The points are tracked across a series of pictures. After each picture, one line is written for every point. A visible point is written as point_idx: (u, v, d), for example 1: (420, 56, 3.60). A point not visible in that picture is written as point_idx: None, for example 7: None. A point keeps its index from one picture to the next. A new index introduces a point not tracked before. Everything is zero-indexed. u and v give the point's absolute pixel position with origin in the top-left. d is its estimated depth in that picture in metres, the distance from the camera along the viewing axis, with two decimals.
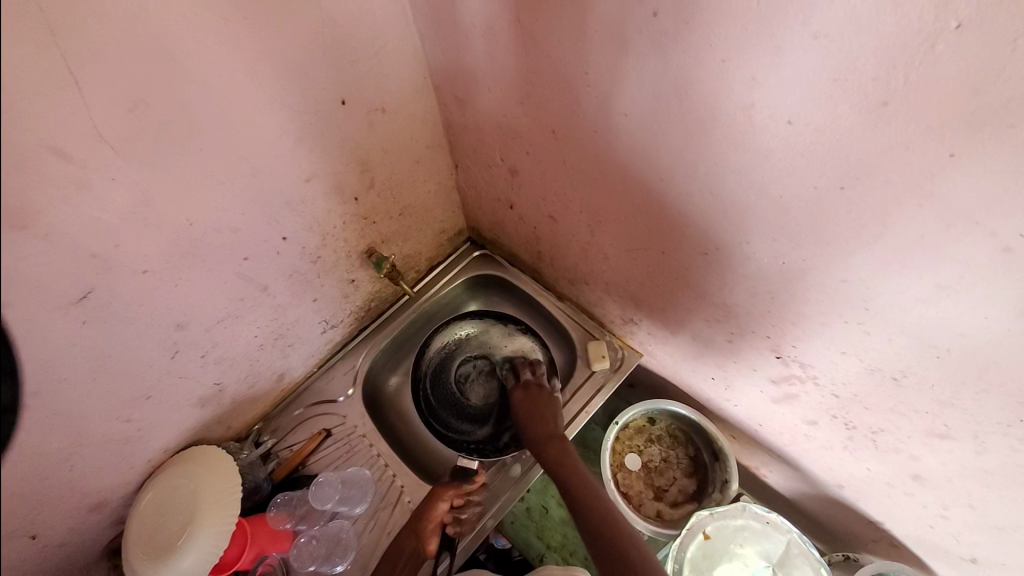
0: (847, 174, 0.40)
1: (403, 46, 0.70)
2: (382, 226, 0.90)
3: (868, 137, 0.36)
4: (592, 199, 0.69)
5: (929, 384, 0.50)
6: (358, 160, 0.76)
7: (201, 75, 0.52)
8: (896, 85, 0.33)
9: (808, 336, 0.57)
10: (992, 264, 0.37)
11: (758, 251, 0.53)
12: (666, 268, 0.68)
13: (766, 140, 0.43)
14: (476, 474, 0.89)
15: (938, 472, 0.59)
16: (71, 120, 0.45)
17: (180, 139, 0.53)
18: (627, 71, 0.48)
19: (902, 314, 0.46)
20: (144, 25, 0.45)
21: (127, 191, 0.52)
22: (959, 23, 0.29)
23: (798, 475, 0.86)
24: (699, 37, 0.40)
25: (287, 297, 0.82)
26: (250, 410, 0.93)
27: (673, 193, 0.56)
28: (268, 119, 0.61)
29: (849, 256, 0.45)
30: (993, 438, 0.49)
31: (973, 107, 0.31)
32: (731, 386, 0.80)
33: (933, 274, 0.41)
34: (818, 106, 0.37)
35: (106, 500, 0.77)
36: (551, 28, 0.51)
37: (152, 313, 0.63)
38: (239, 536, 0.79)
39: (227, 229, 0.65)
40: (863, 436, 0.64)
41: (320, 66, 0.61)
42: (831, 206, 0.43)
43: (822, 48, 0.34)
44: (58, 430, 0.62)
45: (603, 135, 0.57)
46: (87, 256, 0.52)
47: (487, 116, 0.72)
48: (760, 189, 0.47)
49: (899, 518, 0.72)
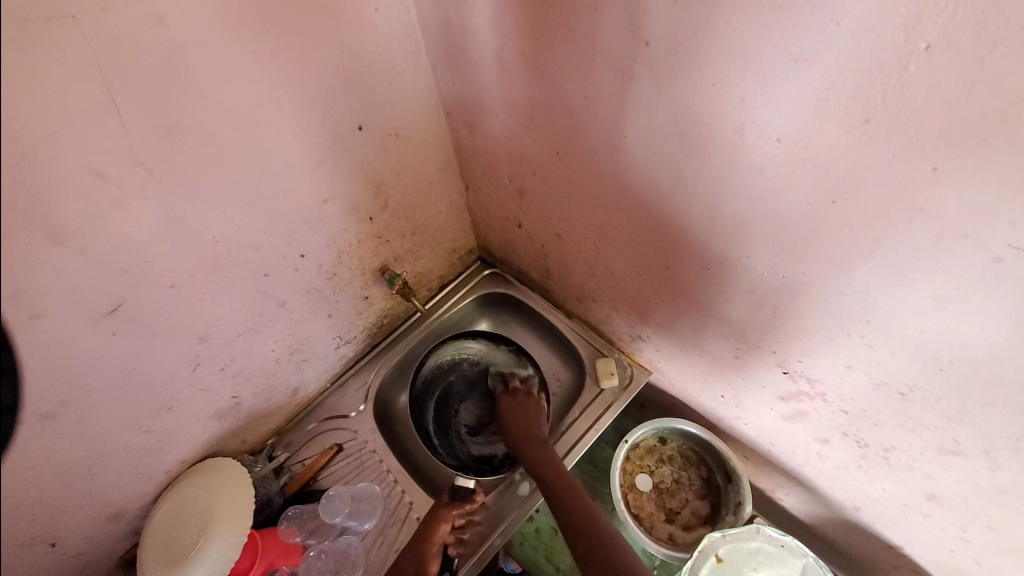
0: (837, 189, 0.41)
1: (417, 75, 0.74)
2: (395, 245, 0.93)
3: (853, 152, 0.38)
4: (597, 217, 0.71)
5: (935, 398, 0.50)
6: (374, 181, 0.80)
7: (230, 104, 0.56)
8: (875, 103, 0.35)
9: (812, 351, 0.57)
10: (984, 275, 0.38)
11: (758, 266, 0.54)
12: (670, 284, 0.69)
13: (758, 158, 0.45)
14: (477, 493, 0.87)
15: (954, 492, 0.58)
16: (113, 146, 0.49)
17: (209, 162, 0.58)
18: (625, 95, 0.51)
19: (902, 326, 0.46)
20: (182, 60, 0.50)
21: (159, 210, 0.56)
22: (928, 44, 0.31)
23: (813, 497, 0.84)
24: (690, 64, 0.43)
25: (304, 312, 0.86)
26: (265, 423, 0.95)
27: (673, 210, 0.58)
28: (291, 145, 0.65)
29: (846, 269, 0.46)
30: (1006, 454, 0.48)
31: (951, 121, 0.33)
32: (740, 403, 0.80)
33: (930, 285, 0.41)
34: (804, 124, 0.39)
35: (125, 509, 0.79)
36: (553, 57, 0.55)
37: (177, 326, 0.67)
38: (251, 548, 0.80)
39: (250, 246, 0.69)
40: (875, 455, 0.63)
41: (339, 95, 0.66)
42: (824, 220, 0.44)
43: (803, 71, 0.37)
44: (84, 436, 0.65)
45: (604, 156, 0.60)
46: (120, 270, 0.56)
47: (496, 140, 0.76)
48: (755, 205, 0.48)
49: (919, 542, 0.70)
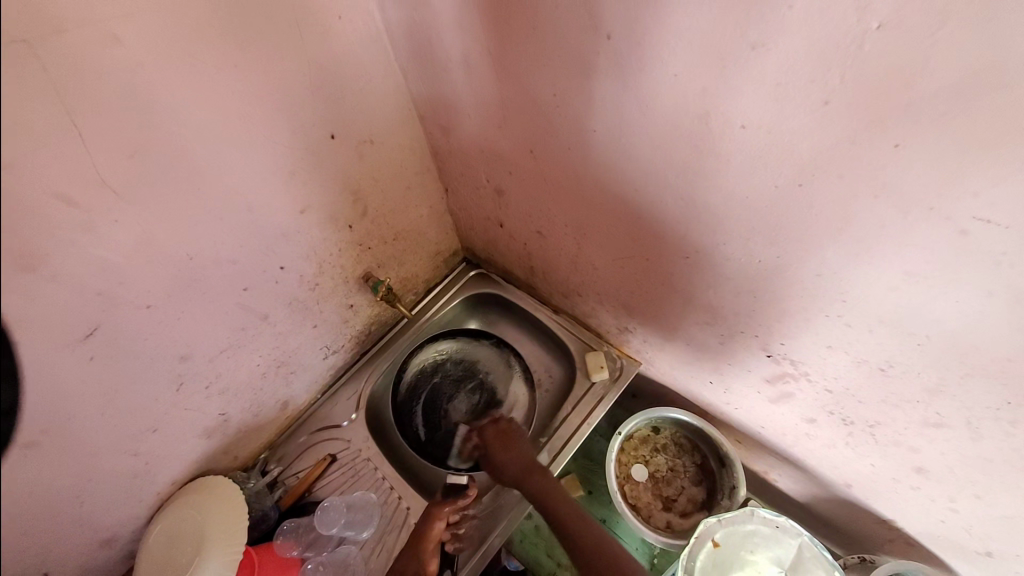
0: (804, 172, 0.41)
1: (388, 80, 0.74)
2: (377, 251, 0.93)
3: (816, 134, 0.38)
4: (575, 212, 0.71)
5: (915, 372, 0.50)
6: (350, 189, 0.79)
7: (195, 119, 0.55)
8: (834, 85, 0.35)
9: (794, 333, 0.58)
10: (952, 248, 0.38)
11: (734, 252, 0.54)
12: (652, 274, 0.69)
13: (726, 146, 0.45)
14: (468, 487, 0.89)
15: (940, 464, 0.59)
16: (74, 168, 0.48)
17: (177, 179, 0.57)
18: (592, 90, 0.51)
19: (878, 304, 0.46)
20: (141, 77, 0.49)
21: (130, 231, 0.55)
22: (880, 23, 0.31)
23: (806, 476, 0.85)
24: (652, 55, 0.43)
25: (288, 324, 0.85)
26: (256, 439, 0.94)
27: (648, 201, 0.58)
28: (262, 157, 0.64)
29: (819, 250, 0.46)
30: (986, 423, 0.49)
31: (908, 98, 0.33)
32: (729, 389, 0.80)
33: (901, 262, 0.42)
34: (767, 109, 0.39)
35: (117, 535, 0.78)
36: (519, 55, 0.54)
37: (157, 346, 0.66)
38: (246, 566, 0.79)
39: (226, 261, 0.68)
40: (862, 431, 0.64)
41: (308, 103, 0.65)
42: (794, 203, 0.44)
43: (762, 56, 0.37)
44: (69, 465, 0.63)
45: (577, 151, 0.60)
46: (92, 294, 0.55)
47: (470, 140, 0.75)
48: (726, 192, 0.49)
49: (910, 514, 0.71)
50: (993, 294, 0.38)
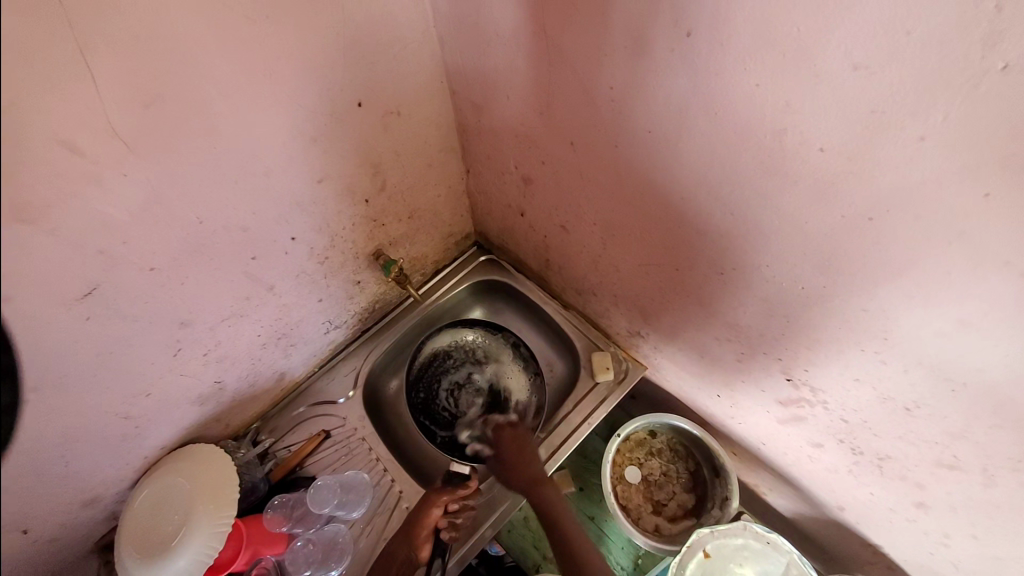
0: (875, 205, 0.39)
1: (423, 48, 0.69)
2: (391, 228, 0.89)
3: (900, 171, 0.36)
4: (606, 213, 0.68)
5: (942, 415, 0.50)
6: (371, 162, 0.75)
7: (218, 73, 0.51)
8: (935, 122, 0.33)
9: (820, 362, 0.57)
10: (1019, 303, 0.37)
11: (776, 274, 0.53)
12: (679, 285, 0.67)
13: (794, 168, 0.42)
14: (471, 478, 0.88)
15: (944, 502, 0.59)
16: (85, 114, 0.44)
17: (194, 136, 0.52)
18: (653, 88, 0.48)
19: (921, 346, 0.45)
20: (163, 20, 0.44)
21: (139, 187, 0.51)
22: (1007, 63, 0.28)
23: (799, 495, 0.86)
24: (733, 60, 0.40)
25: (293, 296, 0.81)
26: (249, 408, 0.92)
27: (693, 212, 0.55)
28: (284, 120, 0.60)
29: (871, 287, 0.45)
30: (1003, 473, 0.50)
31: (1015, 148, 0.31)
32: (736, 404, 0.80)
33: (956, 309, 0.40)
34: (853, 136, 0.37)
35: (100, 496, 0.75)
36: (578, 42, 0.51)
37: (157, 310, 0.62)
38: (234, 538, 0.78)
39: (237, 228, 0.64)
40: (869, 462, 0.64)
41: (339, 65, 0.60)
42: (859, 237, 0.42)
43: (862, 79, 0.34)
44: (56, 424, 0.61)
45: (623, 151, 0.57)
46: (94, 251, 0.51)
47: (504, 125, 0.72)
48: (781, 214, 0.47)
49: (900, 544, 0.73)
50: None
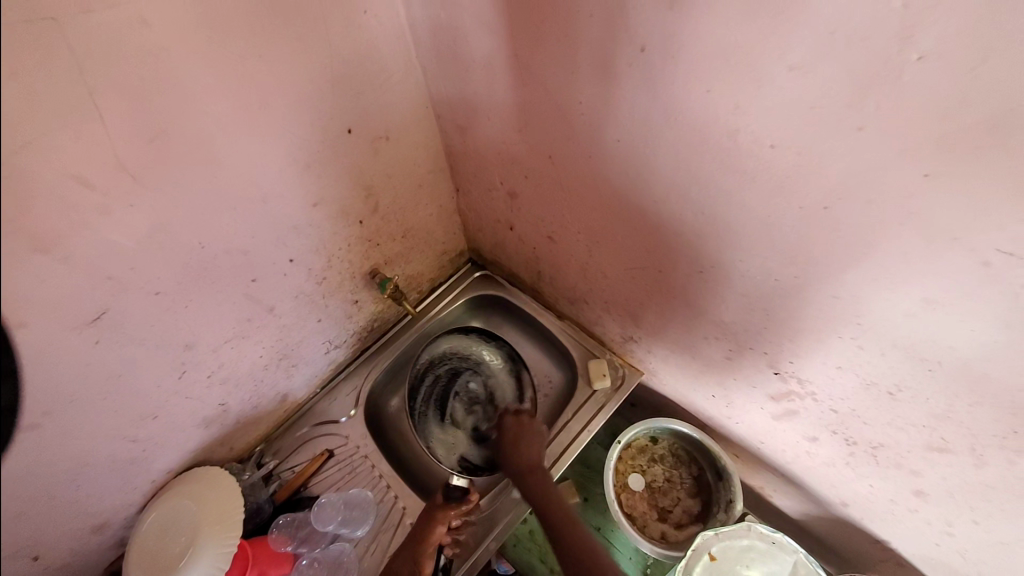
0: (829, 194, 0.42)
1: (408, 76, 0.73)
2: (386, 247, 0.92)
3: (845, 160, 0.38)
4: (589, 221, 0.71)
5: (924, 397, 0.51)
6: (363, 184, 0.78)
7: (215, 107, 0.54)
8: (869, 112, 0.35)
9: (803, 352, 0.58)
10: (973, 278, 0.38)
11: (750, 268, 0.55)
12: (664, 286, 0.69)
13: (752, 164, 0.45)
14: (472, 493, 0.87)
15: (940, 488, 0.60)
16: (94, 150, 0.47)
17: (194, 166, 0.56)
18: (618, 100, 0.51)
19: (892, 328, 0.47)
20: (165, 62, 0.48)
21: (144, 216, 0.54)
22: (921, 55, 0.31)
23: (803, 494, 0.85)
24: (685, 68, 0.43)
25: (293, 317, 0.84)
26: (253, 431, 0.93)
27: (667, 213, 0.58)
28: (279, 148, 0.63)
29: (838, 273, 0.47)
30: (990, 451, 0.50)
31: (943, 131, 0.33)
32: (731, 403, 0.80)
33: (918, 289, 0.42)
34: (799, 132, 0.40)
35: (108, 522, 0.77)
36: (548, 61, 0.54)
37: (162, 334, 0.65)
38: (240, 558, 0.78)
39: (238, 252, 0.67)
40: (864, 452, 0.64)
41: (329, 95, 0.65)
42: (820, 225, 0.44)
43: (800, 79, 0.37)
44: (66, 448, 0.63)
45: (597, 160, 0.60)
46: (102, 278, 0.54)
47: (488, 143, 0.75)
48: (747, 210, 0.49)
49: (907, 537, 0.72)
50: (1010, 326, 0.39)
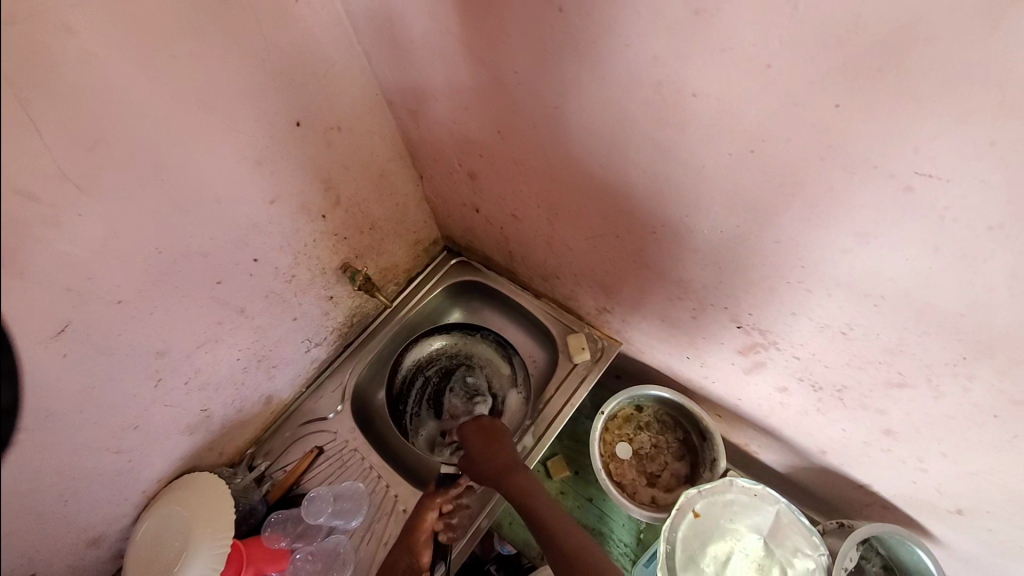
0: (754, 138, 0.42)
1: (353, 65, 0.73)
2: (354, 241, 0.92)
3: (763, 100, 0.39)
4: (545, 193, 0.71)
5: (875, 333, 0.52)
6: (322, 178, 0.79)
7: (154, 109, 0.54)
8: (776, 48, 0.35)
9: (760, 302, 0.59)
10: (899, 206, 0.39)
11: (697, 223, 0.55)
12: (623, 251, 0.70)
13: (681, 116, 0.45)
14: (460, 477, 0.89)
15: (906, 424, 0.61)
16: (32, 161, 0.47)
17: (140, 170, 0.56)
18: (548, 66, 0.51)
19: (833, 266, 0.47)
20: (94, 67, 0.48)
21: (95, 224, 0.55)
22: None
23: (785, 447, 0.86)
24: (603, 25, 0.43)
25: (266, 317, 0.84)
26: (241, 434, 0.94)
27: (614, 176, 0.58)
28: (227, 147, 0.64)
29: (776, 218, 0.47)
30: (944, 380, 0.51)
31: (845, 59, 0.33)
32: (705, 363, 0.81)
33: (851, 223, 0.43)
34: (716, 77, 0.40)
35: (103, 535, 0.77)
36: (479, 33, 0.54)
37: (131, 342, 0.65)
38: (234, 558, 0.79)
39: (198, 255, 0.68)
40: (831, 396, 0.65)
41: (272, 90, 0.65)
42: (751, 170, 0.45)
43: (708, 21, 0.37)
44: (48, 464, 0.63)
45: (541, 129, 0.60)
46: (61, 290, 0.55)
47: (440, 125, 0.75)
48: (684, 162, 0.49)
49: (885, 477, 0.73)
50: (939, 250, 0.40)
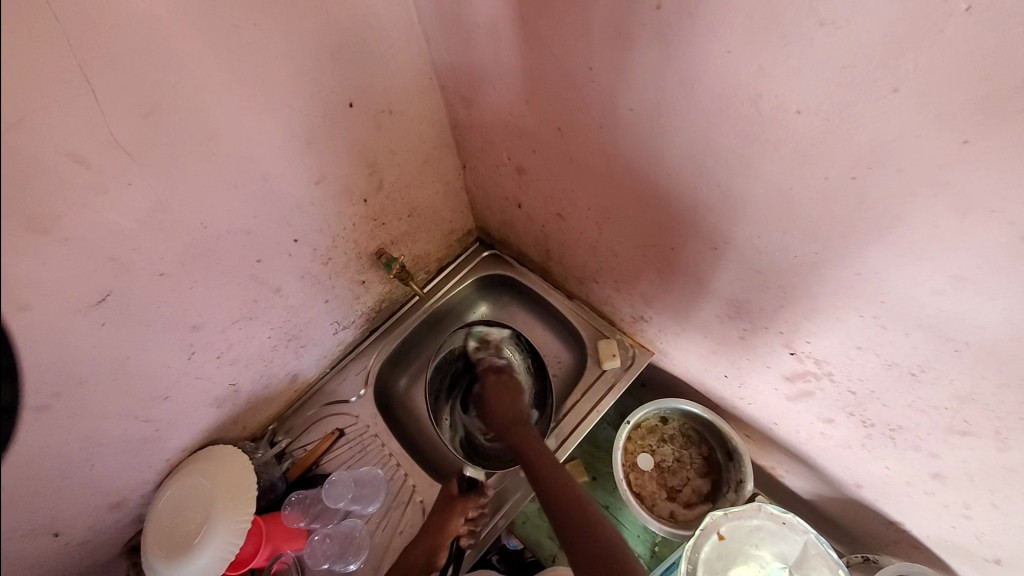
0: (856, 164, 0.39)
1: (411, 47, 0.70)
2: (392, 226, 0.91)
3: (877, 124, 0.36)
4: (600, 196, 0.68)
5: (948, 378, 0.49)
6: (367, 161, 0.77)
7: (211, 81, 0.53)
8: (906, 72, 0.32)
9: (821, 331, 0.56)
10: (1012, 253, 0.36)
11: (768, 245, 0.52)
12: (675, 264, 0.67)
13: (776, 133, 0.42)
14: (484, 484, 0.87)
15: (960, 471, 0.58)
16: (86, 126, 0.46)
17: (192, 142, 0.54)
18: (629, 65, 0.48)
19: (916, 307, 0.45)
20: (156, 32, 0.46)
21: (144, 195, 0.53)
22: (970, 5, 0.28)
23: (816, 475, 0.84)
24: (702, 27, 0.40)
25: (300, 298, 0.84)
26: (265, 410, 0.94)
27: (681, 187, 0.55)
28: (278, 124, 0.62)
29: (861, 249, 0.44)
30: (1016, 435, 0.48)
31: (988, 91, 0.30)
32: (744, 384, 0.79)
33: (947, 264, 0.40)
34: (826, 96, 0.37)
35: (126, 499, 0.78)
36: (556, 25, 0.51)
37: (169, 315, 0.65)
38: (254, 533, 0.81)
39: (240, 231, 0.66)
40: (881, 433, 0.63)
41: (329, 67, 0.62)
42: (845, 197, 0.42)
43: (830, 35, 0.34)
44: (79, 429, 0.63)
45: (608, 130, 0.57)
46: (105, 259, 0.54)
47: (495, 115, 0.72)
48: (766, 182, 0.47)
49: (921, 518, 0.71)
50: None
